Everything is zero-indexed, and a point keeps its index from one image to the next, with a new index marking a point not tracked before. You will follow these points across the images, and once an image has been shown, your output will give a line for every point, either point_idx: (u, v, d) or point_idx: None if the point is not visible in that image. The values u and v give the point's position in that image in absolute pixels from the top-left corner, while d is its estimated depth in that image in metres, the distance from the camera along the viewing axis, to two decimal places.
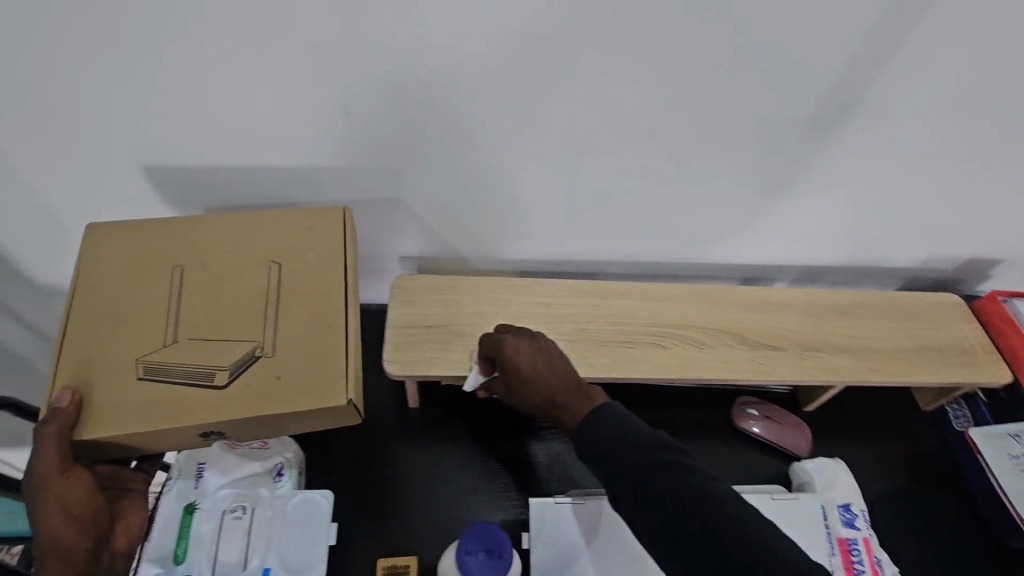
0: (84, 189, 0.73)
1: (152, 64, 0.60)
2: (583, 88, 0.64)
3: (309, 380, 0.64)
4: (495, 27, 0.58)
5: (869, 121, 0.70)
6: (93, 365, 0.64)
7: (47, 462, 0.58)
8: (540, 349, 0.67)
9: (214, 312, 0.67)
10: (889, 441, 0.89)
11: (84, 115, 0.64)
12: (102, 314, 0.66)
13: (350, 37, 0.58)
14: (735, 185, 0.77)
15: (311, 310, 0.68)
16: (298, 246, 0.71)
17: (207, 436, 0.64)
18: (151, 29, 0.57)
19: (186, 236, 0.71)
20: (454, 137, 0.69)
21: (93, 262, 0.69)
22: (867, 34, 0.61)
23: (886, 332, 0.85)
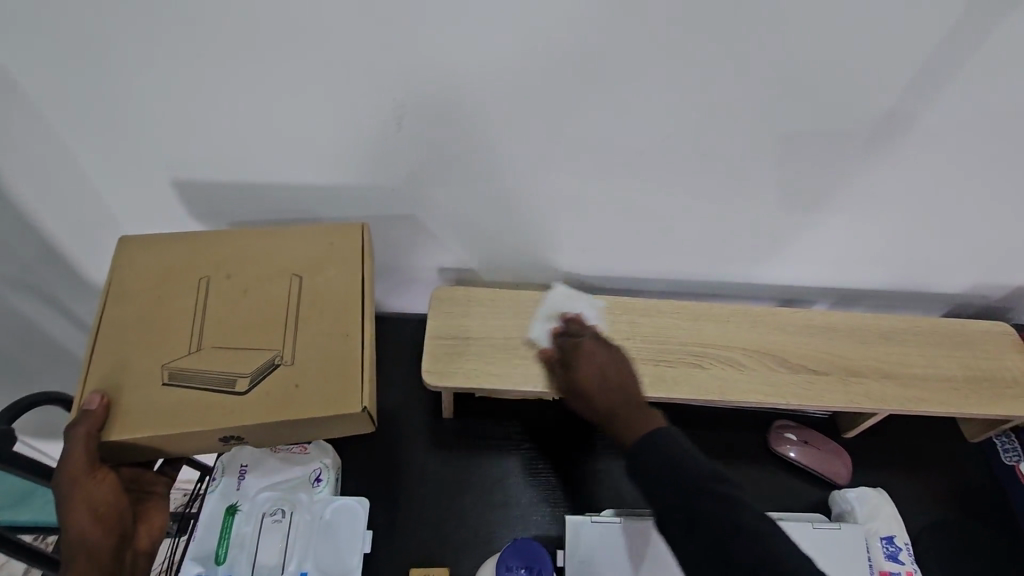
0: (143, 196, 0.75)
1: (214, 81, 0.61)
2: (633, 108, 0.64)
3: (328, 387, 0.64)
4: (548, 48, 0.58)
5: (924, 145, 0.68)
6: (120, 370, 0.64)
7: (78, 462, 0.60)
8: (616, 366, 0.65)
9: (237, 321, 0.68)
10: (934, 472, 0.87)
11: (143, 125, 0.66)
12: (127, 322, 0.67)
13: (403, 57, 0.59)
14: (780, 204, 0.76)
15: (330, 319, 0.68)
16: (320, 259, 0.72)
17: (226, 441, 0.64)
18: (210, 46, 0.58)
19: (210, 247, 0.72)
20: (500, 153, 0.69)
21: (126, 271, 0.70)
22: (930, 60, 0.59)
23: (933, 360, 0.83)
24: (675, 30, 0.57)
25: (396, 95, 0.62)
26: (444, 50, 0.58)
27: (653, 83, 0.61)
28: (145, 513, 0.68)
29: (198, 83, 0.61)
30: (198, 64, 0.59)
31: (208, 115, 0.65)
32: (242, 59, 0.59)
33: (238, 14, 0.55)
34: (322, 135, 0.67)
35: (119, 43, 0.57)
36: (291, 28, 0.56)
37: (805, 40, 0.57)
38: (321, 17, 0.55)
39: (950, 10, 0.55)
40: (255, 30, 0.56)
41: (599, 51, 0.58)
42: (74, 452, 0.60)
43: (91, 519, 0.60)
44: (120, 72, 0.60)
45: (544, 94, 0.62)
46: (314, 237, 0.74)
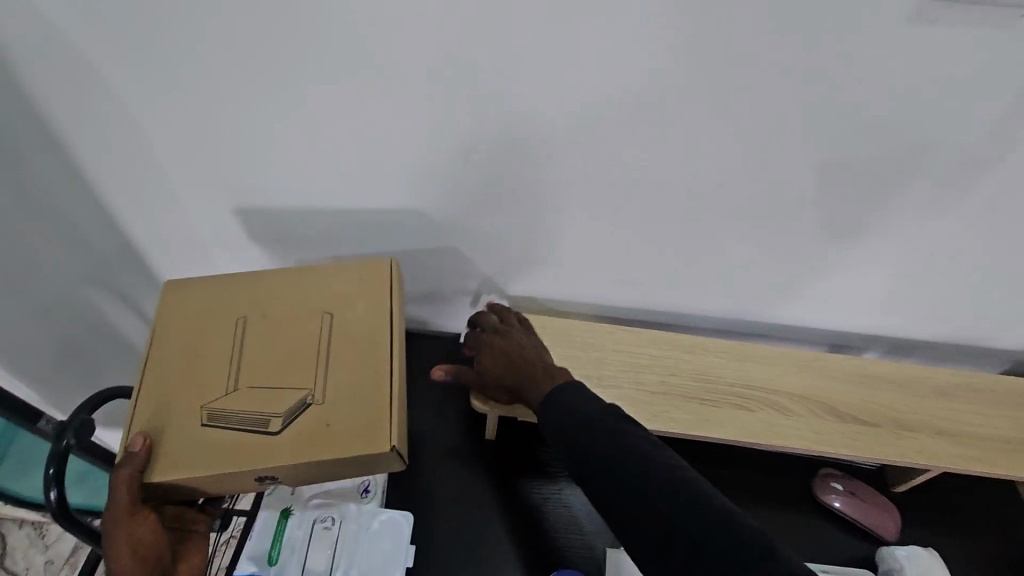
0: (226, 210, 0.81)
1: (305, 108, 0.66)
2: (693, 150, 0.66)
3: (358, 426, 0.66)
4: (614, 90, 0.61)
5: (991, 199, 0.68)
6: (164, 410, 0.67)
7: (121, 500, 0.62)
8: (495, 348, 0.74)
9: (271, 362, 0.70)
10: (991, 536, 0.83)
11: (232, 145, 0.71)
12: (172, 364, 0.70)
13: (478, 93, 0.62)
14: (836, 249, 0.76)
15: (361, 358, 0.70)
16: (350, 298, 0.75)
17: (261, 480, 0.66)
18: (301, 76, 0.62)
19: (249, 288, 0.75)
20: (561, 186, 0.72)
21: (174, 313, 0.73)
22: (1001, 119, 0.59)
23: (992, 419, 0.80)
24: (745, 81, 0.59)
25: (469, 129, 0.66)
26: (520, 89, 0.61)
27: (718, 129, 0.63)
28: (184, 552, 0.71)
29: (291, 110, 0.66)
30: (295, 94, 0.64)
31: (295, 140, 0.70)
32: (333, 90, 0.64)
33: (336, 51, 0.60)
34: (393, 162, 0.71)
35: (226, 73, 0.63)
36: (380, 66, 0.61)
37: (875, 94, 0.58)
38: (408, 57, 0.60)
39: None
40: (348, 66, 0.61)
41: (668, 97, 0.61)
42: (120, 491, 0.62)
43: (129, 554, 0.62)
44: (223, 98, 0.65)
45: (609, 134, 0.65)
46: (344, 273, 0.76)
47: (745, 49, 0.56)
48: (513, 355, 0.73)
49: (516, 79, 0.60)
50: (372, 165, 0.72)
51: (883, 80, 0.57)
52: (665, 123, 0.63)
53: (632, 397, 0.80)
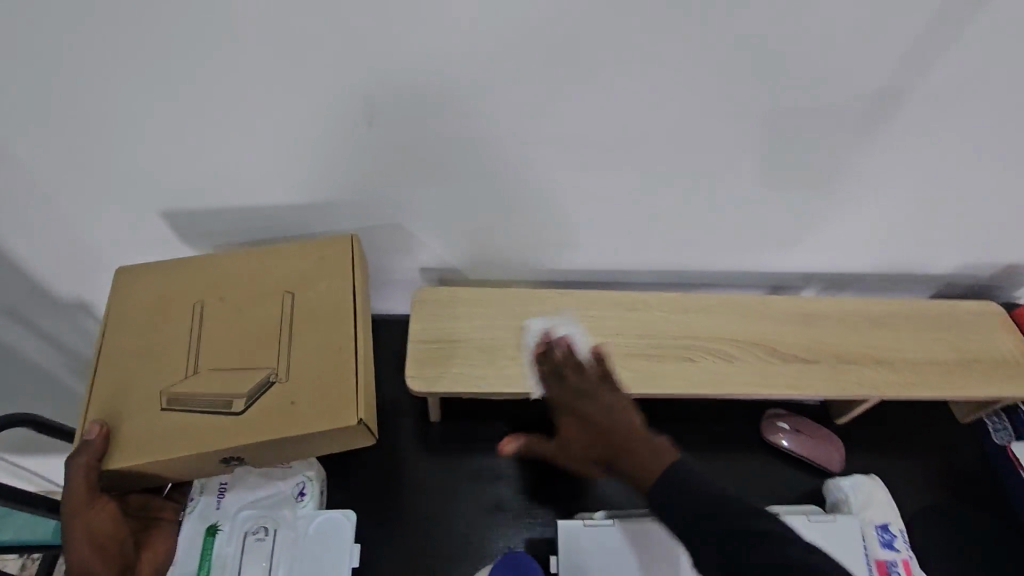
0: (110, 217, 0.72)
1: (177, 84, 0.58)
2: (611, 94, 0.62)
3: (323, 403, 0.64)
4: (520, 35, 0.55)
5: (911, 126, 0.67)
6: (122, 398, 0.64)
7: (78, 492, 0.60)
8: (577, 419, 0.66)
9: (231, 344, 0.67)
10: (928, 455, 0.86)
11: (100, 133, 0.62)
12: (128, 350, 0.67)
13: (371, 49, 0.56)
14: (770, 191, 0.75)
15: (323, 336, 0.68)
16: (310, 274, 0.71)
17: (229, 459, 0.64)
18: (160, 45, 0.54)
19: (203, 271, 0.71)
20: (477, 148, 0.67)
21: (127, 298, 0.70)
22: (914, 38, 0.58)
23: (926, 344, 0.82)
24: (656, 15, 0.55)
25: (369, 92, 0.60)
26: (417, 39, 0.55)
27: (635, 70, 0.59)
28: (150, 539, 0.67)
29: (160, 86, 0.58)
30: (162, 69, 0.56)
31: (175, 123, 0.61)
32: (206, 60, 0.56)
33: (200, 10, 0.52)
34: (291, 137, 0.64)
35: (74, 48, 0.54)
36: (254, 26, 0.53)
37: (789, 19, 0.56)
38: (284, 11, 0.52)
39: None
40: (217, 28, 0.53)
41: (578, 37, 0.56)
42: (77, 482, 0.60)
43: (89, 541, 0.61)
44: (76, 80, 0.56)
45: (522, 86, 0.60)
46: (303, 251, 0.73)
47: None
48: (597, 420, 0.65)
49: (415, 29, 0.54)
50: (267, 144, 0.65)
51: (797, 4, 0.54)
52: (578, 67, 0.59)
53: None
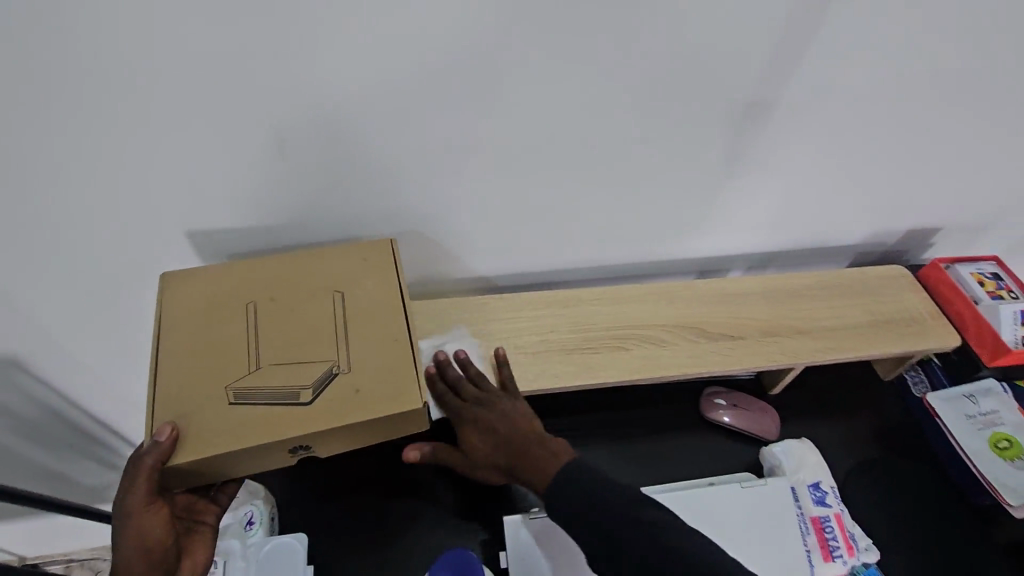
0: (34, 266, 0.72)
1: (88, 119, 0.60)
2: (513, 99, 0.67)
3: (389, 386, 0.64)
4: (421, 53, 0.61)
5: (792, 113, 0.75)
6: (185, 395, 0.63)
7: (140, 491, 0.59)
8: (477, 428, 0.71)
9: (291, 339, 0.67)
10: (858, 415, 0.92)
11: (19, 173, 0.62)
12: (183, 352, 0.65)
13: (284, 71, 0.60)
14: (677, 181, 0.82)
15: (379, 329, 0.68)
16: (358, 275, 0.72)
17: (294, 450, 0.63)
18: (78, 80, 0.57)
19: (250, 274, 0.71)
20: (399, 162, 0.72)
21: (175, 300, 0.68)
22: (775, 35, 0.65)
23: (841, 310, 0.87)
24: (541, 29, 0.61)
25: (279, 111, 0.63)
26: (313, 54, 0.59)
27: (524, 69, 0.64)
28: (188, 546, 0.67)
29: (71, 123, 0.60)
30: (75, 107, 0.59)
31: (90, 160, 0.64)
32: (113, 93, 0.58)
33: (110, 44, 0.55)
34: (207, 161, 0.67)
35: None
36: (155, 56, 0.56)
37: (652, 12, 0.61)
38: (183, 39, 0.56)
39: None
40: (119, 61, 0.56)
41: (465, 43, 0.61)
42: (139, 484, 0.59)
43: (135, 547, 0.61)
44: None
45: (422, 91, 0.65)
46: (345, 254, 0.74)
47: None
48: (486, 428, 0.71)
49: (323, 52, 0.59)
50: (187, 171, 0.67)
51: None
52: (471, 70, 0.63)
53: (513, 362, 0.79)
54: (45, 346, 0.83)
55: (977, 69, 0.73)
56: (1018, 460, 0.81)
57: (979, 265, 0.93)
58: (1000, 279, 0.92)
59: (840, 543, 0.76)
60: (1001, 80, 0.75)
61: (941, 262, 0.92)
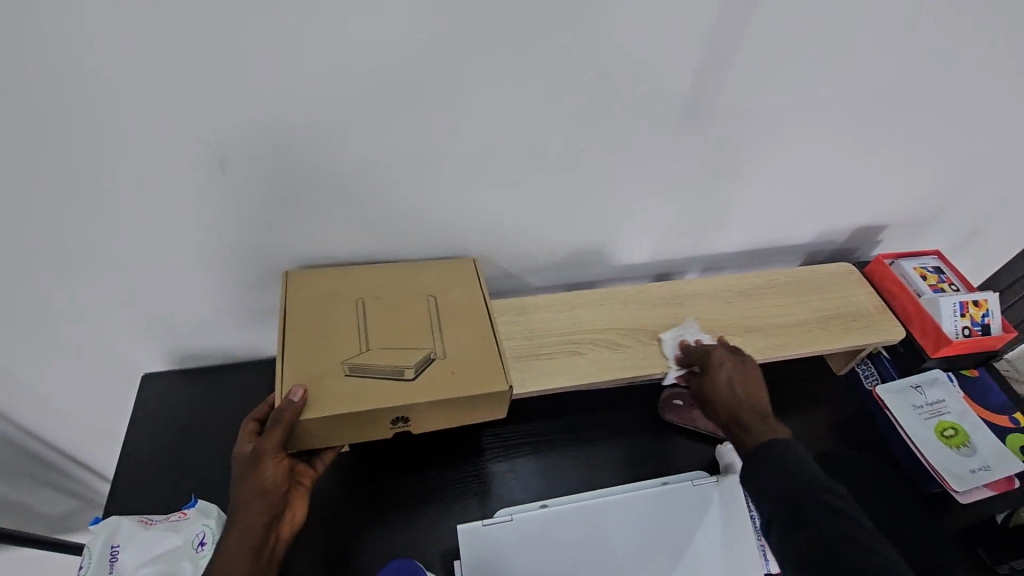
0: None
1: (16, 138, 0.60)
2: (457, 111, 0.69)
3: (481, 370, 0.72)
4: (361, 68, 0.63)
5: (730, 118, 0.78)
6: (307, 367, 0.70)
7: (273, 440, 0.64)
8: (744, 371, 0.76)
9: (395, 329, 0.76)
10: (812, 409, 0.94)
11: None
12: (306, 332, 0.74)
13: (226, 90, 0.61)
14: (626, 187, 0.84)
15: (469, 326, 0.76)
16: (447, 284, 0.82)
17: (394, 422, 0.70)
18: (18, 101, 0.57)
19: (355, 281, 0.81)
20: (349, 176, 0.73)
21: (302, 292, 0.78)
22: (705, 45, 0.69)
23: (790, 308, 0.90)
24: (479, 42, 0.63)
25: (219, 127, 0.64)
26: (242, 66, 0.60)
27: (459, 76, 0.66)
28: (291, 502, 0.71)
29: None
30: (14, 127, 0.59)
31: (24, 180, 0.64)
32: (41, 110, 0.58)
33: (47, 66, 0.55)
34: (145, 179, 0.67)
35: None
36: (79, 73, 0.57)
37: (578, 20, 0.63)
38: (108, 56, 0.56)
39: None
40: (52, 82, 0.57)
41: (399, 53, 0.62)
42: (276, 431, 0.65)
43: (258, 497, 0.64)
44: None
45: (360, 101, 0.65)
46: (435, 270, 0.84)
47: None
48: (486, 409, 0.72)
49: (264, 70, 0.60)
50: (124, 188, 0.67)
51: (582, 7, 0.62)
52: (408, 80, 0.65)
53: None
54: None
55: (897, 72, 0.77)
56: (962, 448, 0.84)
57: (923, 260, 0.97)
58: (942, 273, 0.95)
59: None
60: (921, 79, 0.79)
61: (885, 259, 0.96)
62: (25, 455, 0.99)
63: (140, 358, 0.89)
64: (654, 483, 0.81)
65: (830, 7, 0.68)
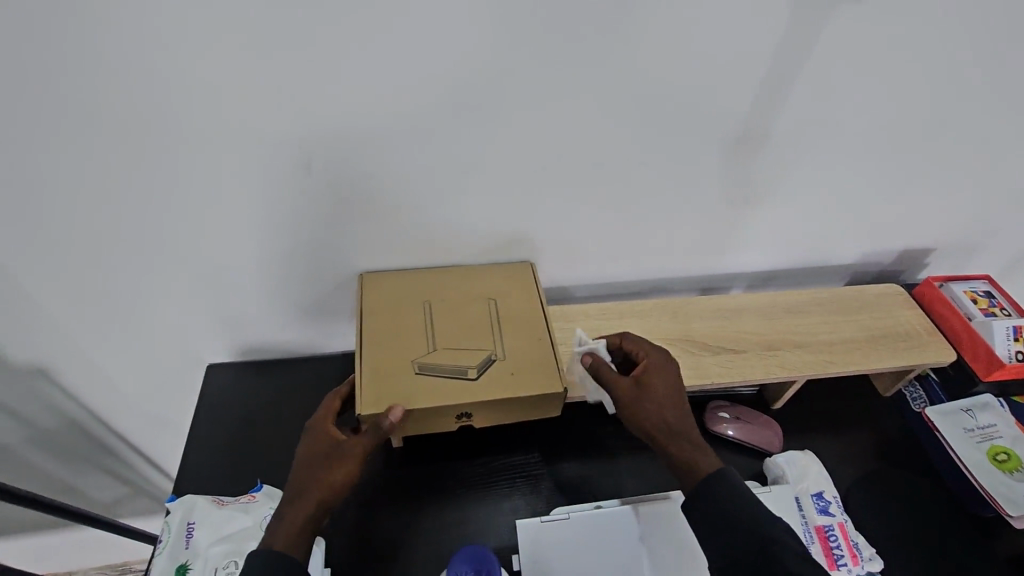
0: (62, 269, 0.77)
1: (120, 137, 0.65)
2: (526, 123, 0.73)
3: (538, 373, 0.76)
4: (443, 81, 0.67)
5: (786, 138, 0.80)
6: (381, 362, 0.76)
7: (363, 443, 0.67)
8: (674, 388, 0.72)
9: (459, 332, 0.80)
10: (858, 428, 0.94)
11: (68, 187, 0.68)
12: (379, 331, 0.80)
13: (318, 95, 0.66)
14: (679, 202, 0.86)
15: (527, 329, 0.81)
16: (507, 288, 0.86)
17: (459, 417, 0.75)
18: (129, 104, 0.63)
19: (424, 283, 0.87)
20: (419, 181, 0.77)
21: (377, 293, 0.84)
22: (767, 68, 0.72)
23: (836, 325, 0.91)
24: (554, 60, 0.67)
25: (306, 131, 0.69)
26: (331, 69, 0.64)
27: (529, 85, 0.69)
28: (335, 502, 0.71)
29: (103, 139, 0.65)
30: (123, 127, 0.64)
31: (121, 170, 0.68)
32: (145, 106, 0.63)
33: (160, 72, 0.61)
34: (229, 174, 0.72)
35: (47, 117, 0.62)
36: (185, 73, 0.62)
37: (645, 35, 0.67)
38: (213, 55, 0.61)
39: (775, 24, 0.67)
40: (163, 87, 0.62)
41: (475, 62, 0.66)
42: (368, 437, 0.67)
43: (343, 489, 0.65)
44: (19, 137, 0.63)
45: (434, 106, 0.69)
46: (496, 274, 0.89)
47: (525, 6, 0.62)
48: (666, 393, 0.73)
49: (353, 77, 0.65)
50: (211, 185, 0.72)
51: (650, 24, 0.66)
52: (484, 92, 0.69)
53: None
54: (71, 355, 0.88)
55: (955, 99, 0.79)
56: (1015, 473, 0.83)
57: (973, 284, 0.97)
58: (993, 297, 0.95)
59: (844, 552, 0.76)
60: (979, 107, 0.81)
61: (934, 281, 0.96)
62: (85, 440, 1.04)
63: (203, 349, 0.93)
64: (612, 502, 0.80)
65: (890, 34, 0.70)
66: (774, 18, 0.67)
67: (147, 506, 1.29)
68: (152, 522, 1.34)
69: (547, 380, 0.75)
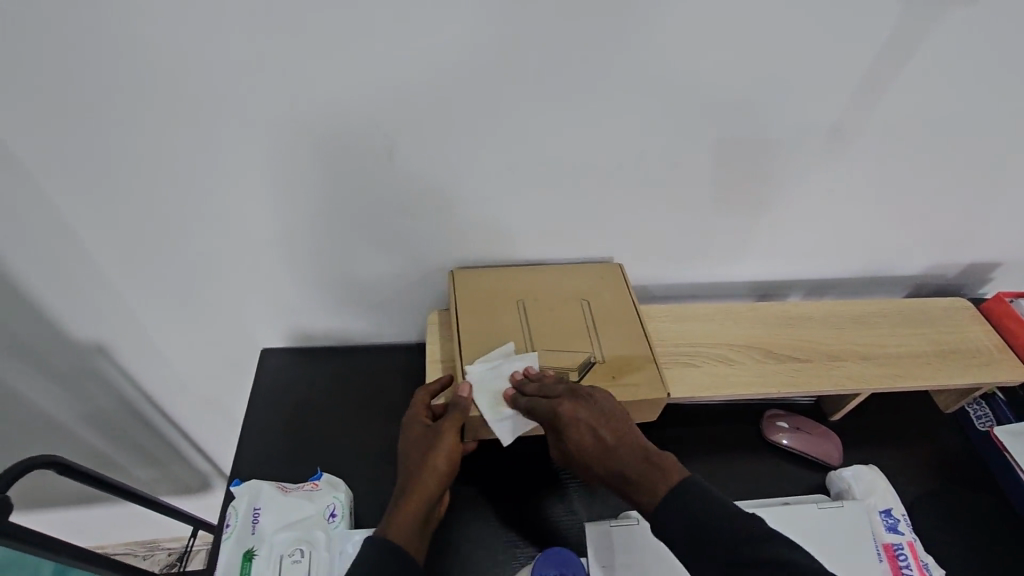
0: (129, 249, 0.77)
1: (201, 117, 0.65)
2: (606, 118, 0.71)
3: (639, 378, 0.75)
4: (528, 73, 0.65)
5: (868, 144, 0.78)
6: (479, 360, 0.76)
7: (452, 420, 0.70)
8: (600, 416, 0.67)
9: (556, 331, 0.80)
10: (920, 444, 0.91)
11: (143, 167, 0.68)
12: (474, 326, 0.79)
13: (400, 82, 0.64)
14: (748, 205, 0.84)
15: (624, 333, 0.80)
16: (596, 288, 0.85)
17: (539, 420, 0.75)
18: (213, 84, 0.62)
19: (509, 279, 0.86)
20: (491, 175, 0.76)
21: (467, 288, 0.84)
22: (860, 71, 0.69)
23: (906, 339, 0.88)
24: (643, 55, 0.65)
25: (383, 118, 0.67)
26: (418, 56, 0.62)
27: (614, 79, 0.67)
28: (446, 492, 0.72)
29: (184, 119, 0.64)
30: (204, 108, 0.64)
31: (196, 151, 0.68)
32: (227, 86, 0.62)
33: (247, 52, 0.60)
34: (303, 158, 0.70)
35: (131, 94, 0.61)
36: (271, 55, 0.61)
37: (742, 30, 0.64)
38: (303, 35, 0.59)
39: (873, 26, 0.65)
40: (247, 68, 0.61)
41: (565, 52, 0.64)
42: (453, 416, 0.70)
43: (451, 462, 0.68)
44: (102, 110, 0.62)
45: (517, 97, 0.68)
46: (580, 273, 0.87)
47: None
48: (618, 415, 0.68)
49: (439, 64, 0.63)
50: (283, 170, 0.71)
51: (747, 19, 0.63)
52: (568, 85, 0.67)
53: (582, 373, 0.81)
54: (129, 334, 0.88)
55: None
56: None
57: None
58: None
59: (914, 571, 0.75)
60: None
61: (1004, 297, 0.93)
62: (133, 419, 1.05)
63: (256, 333, 0.92)
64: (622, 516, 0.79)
65: (993, 39, 0.67)
66: (873, 19, 0.64)
67: (184, 485, 1.29)
68: (188, 501, 1.35)
69: (648, 386, 0.75)
